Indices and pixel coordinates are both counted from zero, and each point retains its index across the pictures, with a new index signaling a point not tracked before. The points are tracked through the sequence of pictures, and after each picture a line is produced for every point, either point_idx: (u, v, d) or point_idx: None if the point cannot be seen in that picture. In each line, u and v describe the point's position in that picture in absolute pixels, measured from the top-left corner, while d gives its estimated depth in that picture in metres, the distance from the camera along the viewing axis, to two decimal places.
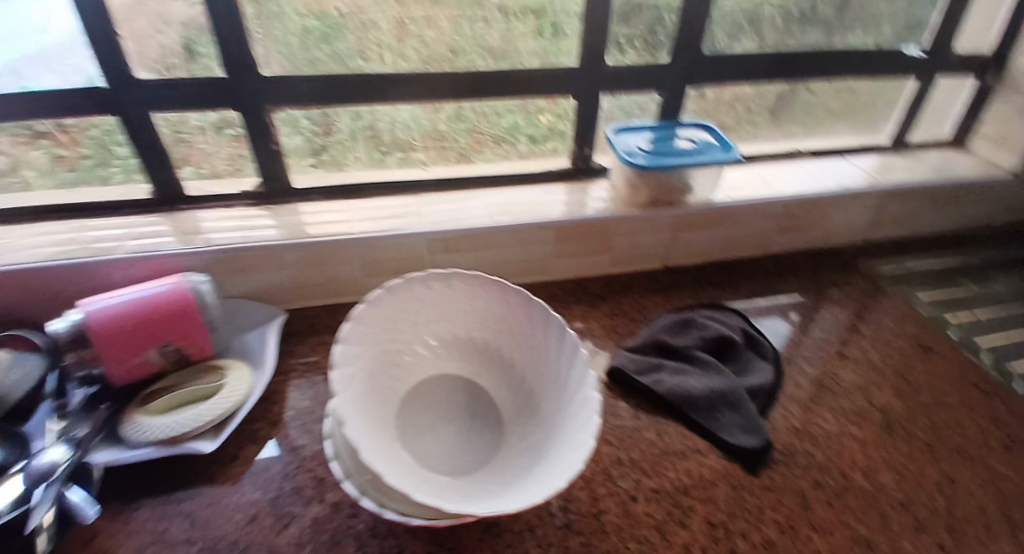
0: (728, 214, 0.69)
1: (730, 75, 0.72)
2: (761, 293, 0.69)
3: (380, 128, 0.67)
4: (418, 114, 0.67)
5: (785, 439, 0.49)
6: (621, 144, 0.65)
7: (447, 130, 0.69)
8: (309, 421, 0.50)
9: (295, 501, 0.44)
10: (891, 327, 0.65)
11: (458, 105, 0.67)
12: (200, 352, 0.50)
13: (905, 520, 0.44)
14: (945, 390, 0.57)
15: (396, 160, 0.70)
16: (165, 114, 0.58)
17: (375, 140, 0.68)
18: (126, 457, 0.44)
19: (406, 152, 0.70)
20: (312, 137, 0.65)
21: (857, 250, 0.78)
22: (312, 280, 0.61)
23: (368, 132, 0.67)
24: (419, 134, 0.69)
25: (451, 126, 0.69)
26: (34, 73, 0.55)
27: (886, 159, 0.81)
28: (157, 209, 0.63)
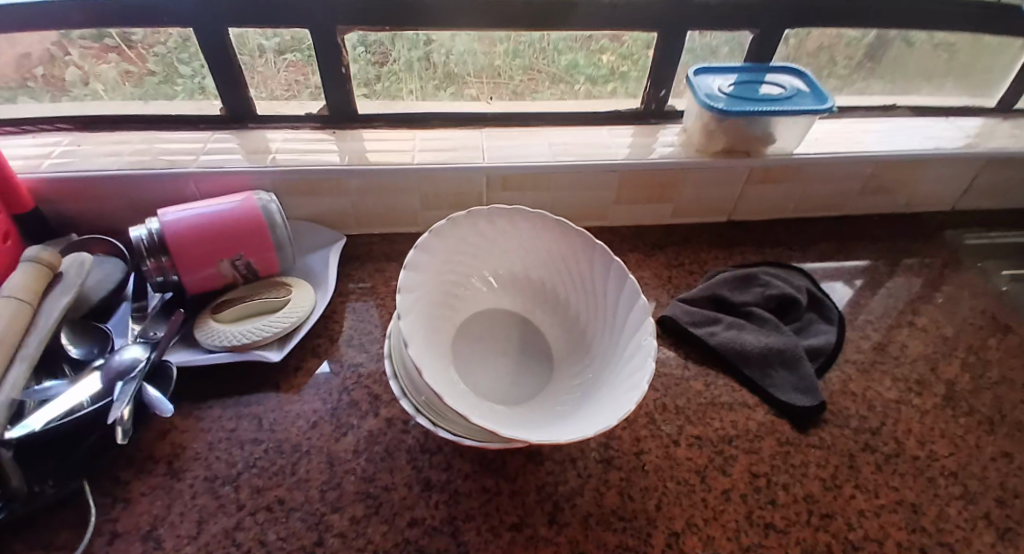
0: (804, 170, 0.65)
1: (830, 16, 0.65)
2: (827, 256, 0.66)
3: (433, 59, 0.65)
4: (474, 48, 0.64)
5: (837, 401, 0.48)
6: (701, 86, 0.61)
7: (503, 66, 0.67)
8: (366, 341, 0.52)
9: (353, 414, 0.46)
10: (968, 301, 0.61)
11: (514, 38, 0.64)
12: (268, 268, 0.52)
13: (956, 490, 0.43)
14: (1020, 370, 0.54)
15: (446, 93, 0.68)
16: (241, 30, 0.58)
17: (429, 71, 0.66)
18: (200, 360, 0.46)
19: (457, 86, 0.68)
20: (364, 67, 0.63)
21: (940, 219, 0.73)
22: (373, 208, 0.63)
23: (423, 63, 0.65)
24: (472, 67, 0.67)
25: (506, 62, 0.67)
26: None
27: (990, 125, 0.74)
28: (227, 127, 0.65)
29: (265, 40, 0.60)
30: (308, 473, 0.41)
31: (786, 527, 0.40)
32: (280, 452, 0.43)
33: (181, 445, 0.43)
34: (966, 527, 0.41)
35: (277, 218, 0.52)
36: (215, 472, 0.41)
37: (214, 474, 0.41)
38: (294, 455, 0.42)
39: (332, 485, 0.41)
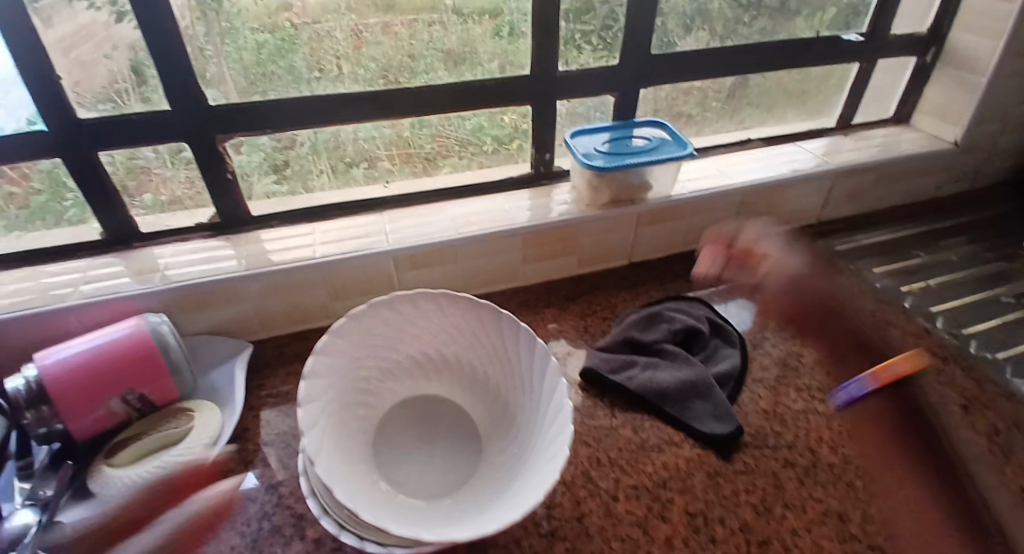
0: (686, 208, 0.71)
1: (681, 70, 0.73)
2: (725, 281, 0.71)
3: (342, 140, 0.65)
4: (382, 124, 0.65)
5: (756, 423, 0.51)
6: (579, 146, 0.66)
7: (411, 137, 0.68)
8: (285, 455, 0.49)
9: (276, 542, 0.42)
10: (850, 302, 0.67)
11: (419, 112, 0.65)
12: (165, 397, 0.49)
13: (872, 488, 0.46)
14: (904, 359, 0.59)
15: (359, 170, 0.68)
16: (112, 152, 0.57)
17: (338, 152, 0.66)
18: (95, 515, 0.42)
19: (369, 162, 0.68)
20: (270, 154, 0.63)
21: (813, 230, 0.81)
22: (277, 309, 0.61)
23: (332, 144, 0.65)
24: (381, 146, 0.67)
25: (414, 133, 0.67)
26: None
27: (835, 142, 0.84)
28: (110, 249, 0.61)
29: (151, 153, 0.58)
30: None
31: None
32: None
33: None
34: None
35: (170, 340, 0.49)
36: None
37: None
38: None
39: None
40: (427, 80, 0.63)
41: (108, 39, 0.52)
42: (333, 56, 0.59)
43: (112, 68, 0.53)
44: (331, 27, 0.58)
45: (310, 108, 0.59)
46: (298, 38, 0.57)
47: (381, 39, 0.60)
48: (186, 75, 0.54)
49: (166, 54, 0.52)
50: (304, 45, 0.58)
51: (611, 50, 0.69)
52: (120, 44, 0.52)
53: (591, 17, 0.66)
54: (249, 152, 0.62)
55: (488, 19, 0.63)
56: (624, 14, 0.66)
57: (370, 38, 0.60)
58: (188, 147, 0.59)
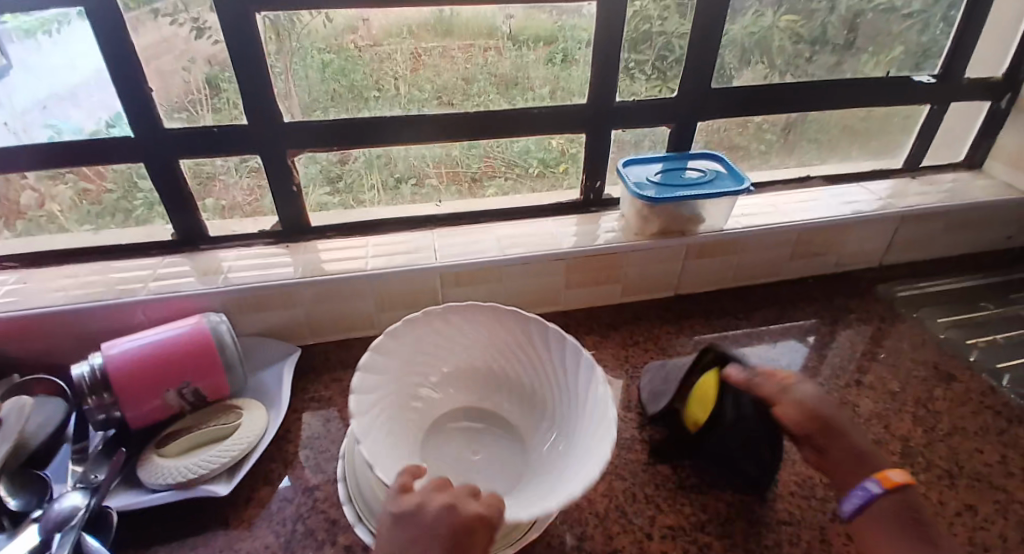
0: (738, 243, 0.70)
1: (739, 104, 0.72)
2: (774, 320, 0.69)
3: (394, 157, 0.67)
4: (432, 148, 0.67)
5: (802, 471, 0.49)
6: (631, 175, 0.66)
7: (460, 156, 0.69)
8: (323, 459, 0.50)
9: (308, 544, 0.43)
10: (909, 352, 0.64)
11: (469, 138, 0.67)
12: (217, 392, 0.51)
13: None
14: (967, 417, 0.56)
15: (409, 187, 0.70)
16: (193, 160, 0.61)
17: (389, 167, 0.68)
18: (143, 501, 0.44)
19: (418, 180, 0.70)
20: (325, 168, 0.65)
21: (871, 274, 0.78)
22: (327, 317, 0.63)
23: (383, 162, 0.67)
24: (430, 165, 0.69)
25: (463, 153, 0.69)
26: (64, 110, 0.57)
27: (899, 184, 0.81)
28: (180, 250, 0.65)
29: (221, 162, 0.62)
30: None
31: None
32: None
33: None
34: None
35: (227, 338, 0.52)
36: None
37: None
38: None
39: None
40: (481, 105, 0.65)
41: (185, 53, 0.55)
42: (392, 76, 0.62)
43: (187, 80, 0.57)
44: (393, 49, 0.60)
45: (370, 126, 0.62)
46: (360, 59, 0.60)
47: (439, 63, 0.62)
48: (264, 92, 0.58)
49: (246, 70, 0.56)
50: (366, 65, 0.60)
51: (667, 82, 0.69)
52: (197, 58, 0.55)
53: (649, 47, 0.66)
54: (307, 167, 0.65)
55: (544, 46, 0.64)
56: (684, 45, 0.66)
57: (429, 62, 0.62)
58: (261, 160, 0.62)
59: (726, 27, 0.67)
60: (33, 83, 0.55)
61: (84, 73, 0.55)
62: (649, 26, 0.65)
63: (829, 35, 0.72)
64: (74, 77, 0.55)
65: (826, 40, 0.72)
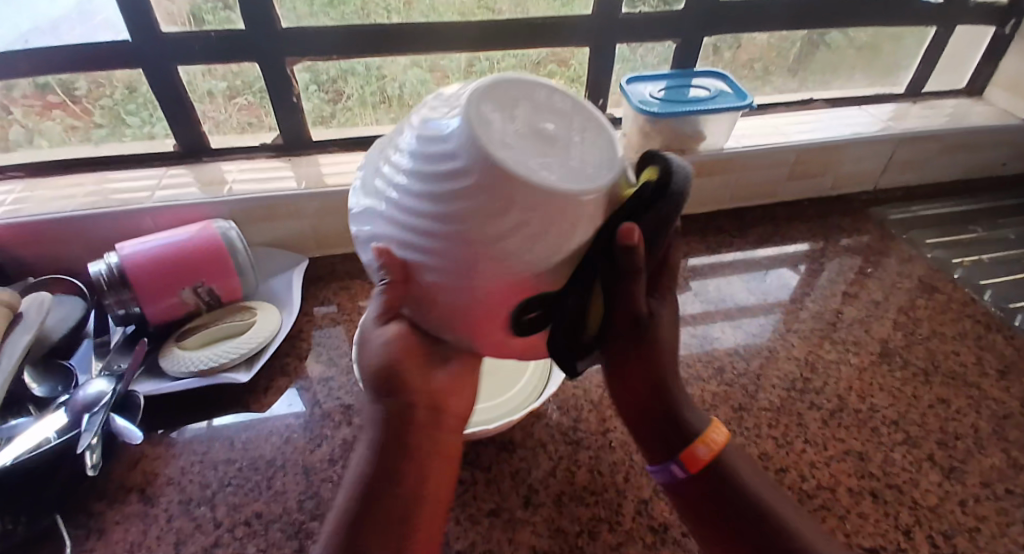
0: (739, 161, 0.70)
1: (744, 24, 0.71)
2: (769, 241, 0.70)
3: (393, 82, 0.67)
4: (426, 77, 0.67)
5: (788, 368, 0.53)
6: (633, 92, 0.65)
7: None
8: (335, 356, 0.53)
9: (326, 425, 0.47)
10: (896, 269, 0.66)
11: (465, 64, 0.67)
12: (230, 293, 0.53)
13: (896, 436, 0.47)
14: (948, 323, 0.59)
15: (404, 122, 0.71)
16: (191, 67, 0.60)
17: (385, 103, 0.69)
18: (167, 388, 0.47)
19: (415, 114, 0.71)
20: (320, 104, 0.66)
21: (867, 198, 0.79)
22: (332, 229, 0.64)
23: (378, 86, 0.67)
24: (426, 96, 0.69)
25: None
26: (43, 42, 0.56)
27: (900, 108, 0.81)
28: (183, 163, 0.66)
29: (215, 83, 0.62)
30: (283, 485, 0.42)
31: None
32: (254, 469, 0.43)
33: (152, 473, 0.43)
34: (911, 468, 0.44)
35: (238, 244, 0.53)
36: (189, 496, 0.41)
37: (189, 496, 0.41)
38: (269, 470, 0.43)
39: (308, 495, 0.41)
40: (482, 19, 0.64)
41: None
42: (382, 10, 0.61)
43: (172, 10, 0.57)
44: None
45: (376, 36, 0.61)
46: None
47: None
48: (262, 2, 0.57)
49: None
50: None
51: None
52: None
53: None
54: (306, 96, 0.65)
55: None
56: None
57: None
58: (259, 67, 0.61)
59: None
60: (14, 14, 0.55)
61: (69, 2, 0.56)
62: None
63: None
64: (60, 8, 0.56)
65: None
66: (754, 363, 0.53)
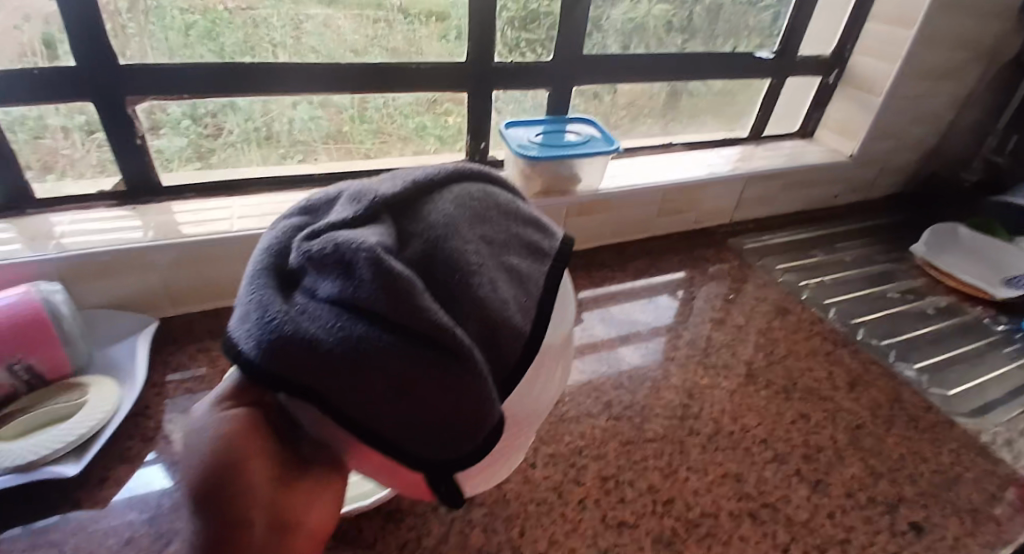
0: (613, 202, 0.74)
1: (611, 74, 0.76)
2: (648, 273, 0.75)
3: (276, 130, 0.64)
4: (318, 115, 0.65)
5: (669, 397, 0.55)
6: (513, 137, 0.67)
7: (351, 131, 0.67)
8: (191, 430, 0.47)
9: (179, 515, 0.40)
10: (757, 294, 0.73)
11: (360, 104, 0.66)
12: (55, 369, 0.45)
13: (766, 454, 0.50)
14: (801, 342, 0.66)
15: (295, 160, 0.67)
16: (19, 107, 0.51)
17: (269, 142, 0.64)
18: None
19: (305, 153, 0.67)
20: (195, 140, 0.61)
21: (727, 230, 0.87)
22: (188, 284, 0.57)
23: (263, 134, 0.64)
24: (318, 134, 0.66)
25: (354, 127, 0.67)
26: None
27: (747, 151, 0.91)
28: (1, 215, 0.56)
29: (67, 117, 0.54)
30: None
31: (637, 521, 0.42)
32: None
33: None
34: (783, 485, 0.47)
35: (63, 309, 0.45)
36: None
37: None
38: None
39: None
40: (370, 59, 0.63)
41: (17, 9, 0.48)
42: (271, 42, 0.58)
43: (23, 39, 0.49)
44: (268, 15, 0.57)
45: (258, 72, 0.58)
46: (231, 21, 0.55)
47: (324, 31, 0.60)
48: (107, 38, 0.51)
49: (87, 26, 0.50)
50: (240, 29, 0.56)
51: (544, 48, 0.71)
52: (33, 15, 0.48)
53: (536, 26, 0.69)
54: (170, 133, 0.59)
55: (435, 22, 0.64)
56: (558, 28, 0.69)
57: (310, 29, 0.59)
58: (97, 108, 0.54)
59: (600, 10, 0.71)
60: None
61: None
62: (535, 5, 0.67)
63: (694, 22, 0.79)
64: None
65: (692, 24, 0.79)
66: (640, 394, 0.55)
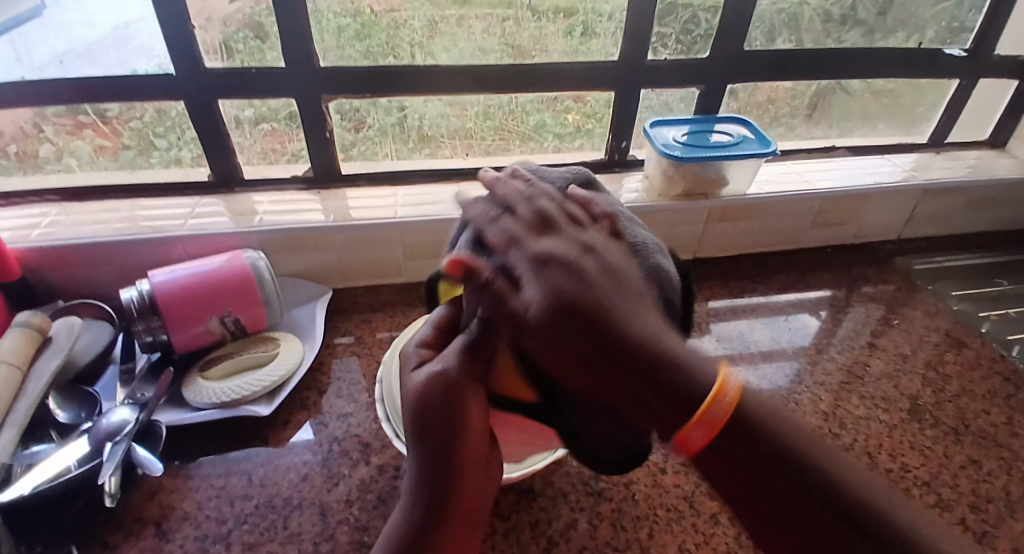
0: (762, 209, 0.71)
1: (766, 74, 0.72)
2: (794, 287, 0.70)
3: (422, 125, 0.69)
4: (447, 112, 0.69)
5: (814, 423, 0.52)
6: (658, 136, 0.66)
7: (475, 128, 0.71)
8: (354, 391, 0.53)
9: (344, 463, 0.46)
10: (922, 321, 0.65)
11: (484, 102, 0.69)
12: (256, 324, 0.53)
13: (929, 498, 0.45)
14: (977, 381, 0.58)
15: (422, 154, 0.72)
16: (232, 102, 0.62)
17: (403, 135, 0.70)
18: (188, 418, 0.47)
19: (454, 148, 0.72)
20: (341, 133, 0.67)
21: (891, 247, 0.78)
22: (357, 262, 0.65)
23: (399, 128, 0.69)
24: (444, 130, 0.70)
25: (478, 125, 0.71)
26: (78, 66, 0.58)
27: (924, 160, 0.81)
28: (216, 192, 0.67)
29: (240, 112, 0.63)
30: (300, 526, 0.41)
31: None
32: (271, 506, 0.43)
33: (169, 507, 0.42)
34: None
35: (266, 274, 0.53)
36: (205, 531, 0.41)
37: (204, 532, 0.41)
38: (285, 509, 0.42)
39: (324, 537, 0.40)
40: (510, 57, 0.66)
41: (202, 12, 0.57)
42: (408, 43, 0.63)
43: (221, 35, 0.58)
44: (409, 16, 0.61)
45: (401, 73, 0.63)
46: (376, 24, 0.61)
47: (456, 31, 0.63)
48: (300, 41, 0.59)
49: (289, 30, 0.58)
50: (382, 30, 0.61)
51: (693, 45, 0.69)
52: (212, 17, 0.57)
53: (674, 19, 0.67)
54: (343, 124, 0.66)
55: (563, 18, 0.65)
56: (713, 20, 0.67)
57: (445, 29, 0.63)
58: (296, 104, 0.63)
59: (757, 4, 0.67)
60: (51, 37, 0.57)
61: (106, 26, 0.57)
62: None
63: (861, 11, 0.71)
64: (95, 31, 0.57)
65: (859, 15, 0.71)
66: None
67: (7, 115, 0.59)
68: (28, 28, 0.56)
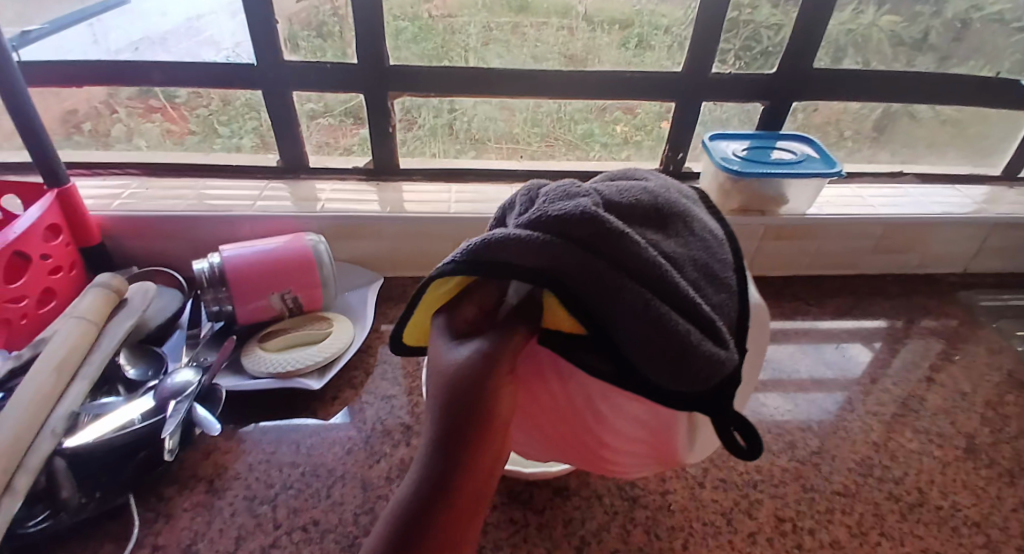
0: (819, 230, 0.69)
1: (830, 94, 0.71)
2: (848, 314, 0.68)
3: (474, 127, 0.71)
4: (497, 116, 0.70)
5: (863, 452, 0.50)
6: (717, 149, 0.65)
7: (522, 134, 0.72)
8: (399, 375, 0.55)
9: (386, 442, 0.48)
10: (985, 359, 0.62)
11: (534, 109, 0.70)
12: (312, 303, 0.56)
13: (979, 539, 0.43)
14: None
15: (470, 156, 0.74)
16: (306, 93, 0.65)
17: (452, 136, 0.72)
18: (245, 385, 0.49)
19: (507, 151, 0.74)
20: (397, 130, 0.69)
21: (955, 280, 0.75)
22: (409, 253, 0.67)
23: (447, 132, 0.71)
24: (494, 133, 0.72)
25: (525, 130, 0.72)
26: (151, 52, 0.62)
27: (997, 192, 0.77)
28: (281, 177, 0.70)
29: (307, 105, 0.67)
30: (342, 496, 0.43)
31: None
32: (316, 475, 0.45)
33: (222, 466, 0.45)
34: None
35: (324, 257, 0.56)
36: (254, 493, 0.43)
37: (253, 493, 0.43)
38: (329, 479, 0.44)
39: (364, 510, 0.42)
40: (566, 65, 0.67)
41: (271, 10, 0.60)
42: (463, 47, 0.65)
43: (294, 30, 0.62)
44: (466, 22, 0.64)
45: (459, 74, 0.65)
46: (434, 28, 0.63)
47: (511, 38, 0.65)
48: (367, 41, 0.61)
49: (359, 28, 0.61)
50: (438, 34, 0.64)
51: (755, 61, 0.68)
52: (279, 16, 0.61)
53: (737, 35, 0.66)
54: (405, 121, 0.69)
55: (619, 29, 0.66)
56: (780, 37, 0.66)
57: (500, 36, 0.65)
58: (362, 99, 0.66)
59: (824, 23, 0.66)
60: (127, 24, 0.62)
61: (179, 17, 0.62)
62: (738, 14, 0.65)
63: (932, 36, 0.69)
64: (168, 22, 0.62)
65: (929, 39, 0.69)
66: (828, 441, 0.51)
67: (85, 94, 0.64)
68: (108, 15, 0.62)
